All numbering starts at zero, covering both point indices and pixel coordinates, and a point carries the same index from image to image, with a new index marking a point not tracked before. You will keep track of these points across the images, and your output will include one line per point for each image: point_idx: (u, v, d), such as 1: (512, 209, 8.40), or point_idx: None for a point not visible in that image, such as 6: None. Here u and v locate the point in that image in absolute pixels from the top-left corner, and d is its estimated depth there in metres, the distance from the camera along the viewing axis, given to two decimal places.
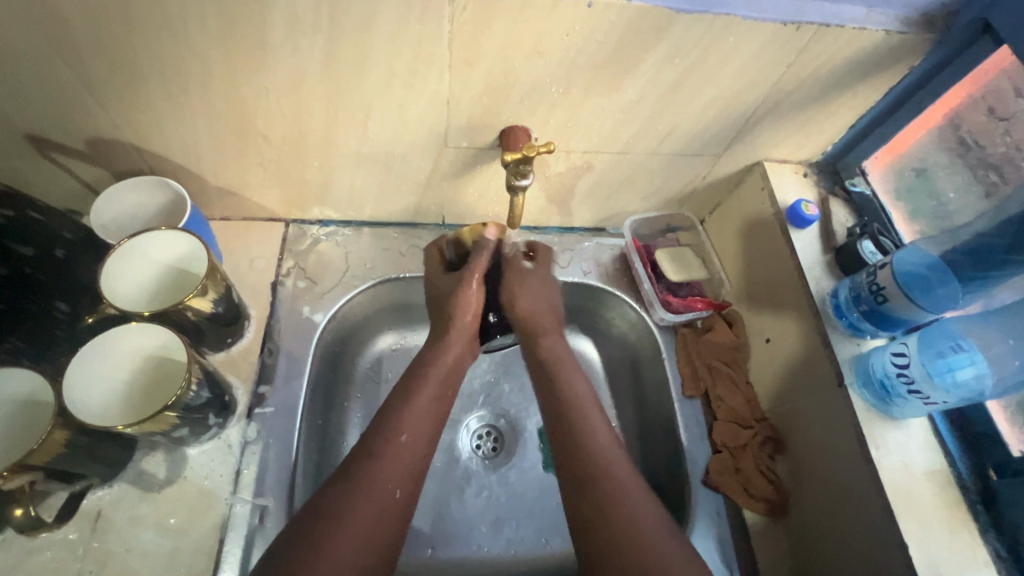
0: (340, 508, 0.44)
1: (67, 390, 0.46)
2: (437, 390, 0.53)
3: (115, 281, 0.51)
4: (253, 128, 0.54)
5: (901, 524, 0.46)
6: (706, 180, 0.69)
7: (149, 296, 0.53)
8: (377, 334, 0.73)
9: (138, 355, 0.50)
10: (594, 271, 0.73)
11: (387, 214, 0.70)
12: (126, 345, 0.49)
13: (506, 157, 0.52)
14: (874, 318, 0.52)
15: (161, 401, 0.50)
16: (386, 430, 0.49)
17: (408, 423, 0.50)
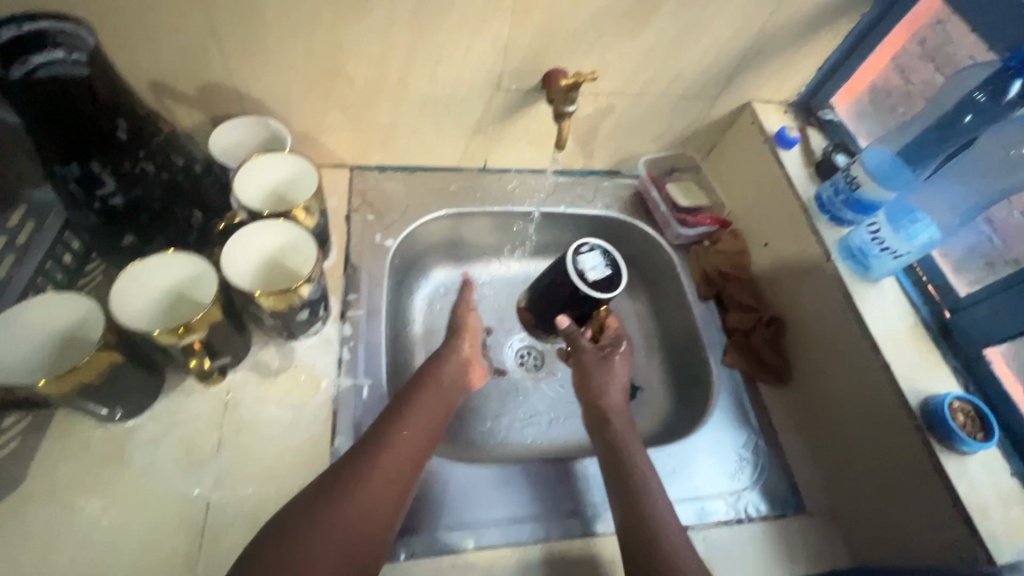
0: (343, 490, 0.50)
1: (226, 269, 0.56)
2: (436, 400, 0.59)
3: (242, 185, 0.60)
4: (342, 73, 0.65)
5: (884, 353, 0.59)
6: (705, 121, 0.82)
7: (263, 196, 0.63)
8: (434, 267, 0.84)
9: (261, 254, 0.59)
10: (615, 205, 0.87)
11: (438, 159, 0.82)
12: (254, 240, 0.58)
13: (560, 83, 0.65)
14: (851, 204, 0.66)
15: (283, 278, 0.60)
16: (390, 424, 0.55)
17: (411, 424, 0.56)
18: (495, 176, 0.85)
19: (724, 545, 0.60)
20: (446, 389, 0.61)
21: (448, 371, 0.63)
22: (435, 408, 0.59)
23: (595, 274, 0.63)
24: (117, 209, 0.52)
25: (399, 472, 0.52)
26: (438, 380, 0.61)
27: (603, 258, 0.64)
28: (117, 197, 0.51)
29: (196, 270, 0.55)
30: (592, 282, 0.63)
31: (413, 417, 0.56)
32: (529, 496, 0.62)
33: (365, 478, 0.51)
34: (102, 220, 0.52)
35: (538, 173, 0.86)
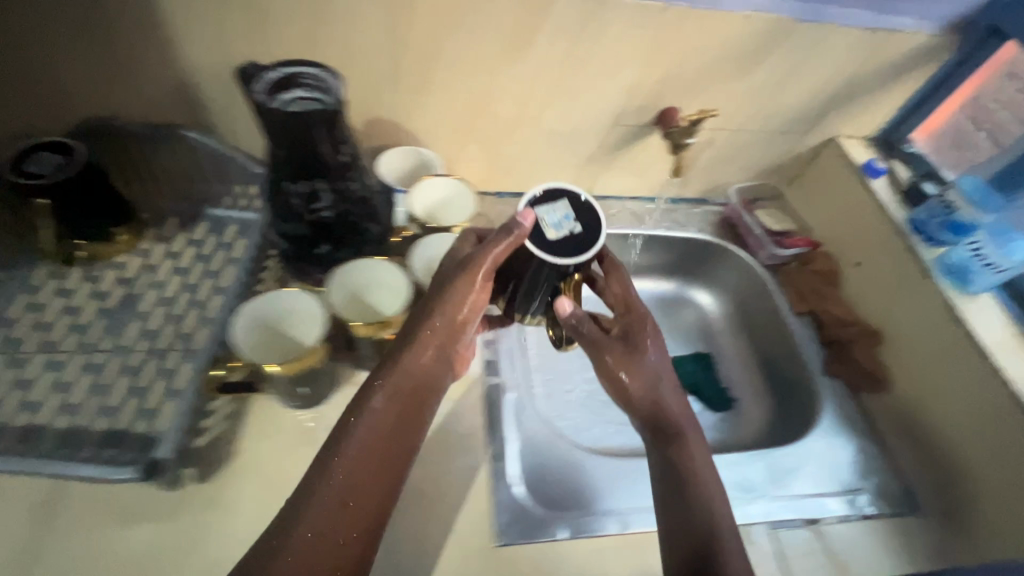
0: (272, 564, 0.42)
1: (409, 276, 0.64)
2: (388, 425, 0.51)
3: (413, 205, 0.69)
4: (488, 111, 0.75)
5: (995, 359, 0.65)
6: (792, 154, 0.91)
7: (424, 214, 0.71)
8: None
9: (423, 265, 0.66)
10: (708, 228, 0.95)
11: (550, 187, 0.91)
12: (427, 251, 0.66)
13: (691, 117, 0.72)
14: (947, 225, 0.73)
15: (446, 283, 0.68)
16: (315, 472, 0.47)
17: (342, 466, 0.48)
18: (598, 203, 0.94)
19: (847, 540, 0.64)
20: (400, 405, 0.52)
21: (407, 372, 0.54)
22: (405, 399, 0.53)
23: (558, 230, 0.50)
24: (323, 223, 0.61)
25: (332, 525, 0.45)
26: (410, 362, 0.54)
27: (570, 210, 0.50)
28: (326, 211, 0.61)
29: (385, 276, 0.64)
30: (552, 240, 0.49)
31: (372, 418, 0.51)
32: (656, 486, 0.66)
33: (286, 546, 0.43)
34: (310, 231, 0.62)
35: (635, 201, 0.95)
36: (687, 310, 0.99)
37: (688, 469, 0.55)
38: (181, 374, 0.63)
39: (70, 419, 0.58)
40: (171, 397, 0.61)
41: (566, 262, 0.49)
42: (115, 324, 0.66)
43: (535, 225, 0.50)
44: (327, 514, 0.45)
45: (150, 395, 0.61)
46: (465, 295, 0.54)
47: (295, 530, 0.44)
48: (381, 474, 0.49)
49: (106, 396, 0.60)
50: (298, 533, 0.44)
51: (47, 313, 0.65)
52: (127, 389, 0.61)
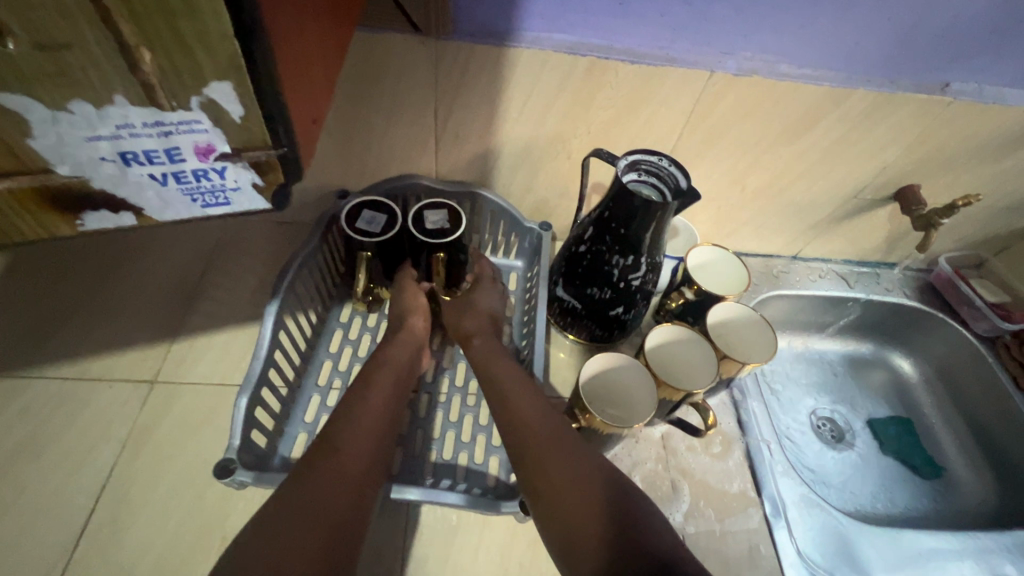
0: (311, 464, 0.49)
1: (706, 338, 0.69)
2: (392, 381, 0.61)
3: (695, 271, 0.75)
4: (741, 182, 0.81)
5: None
6: (1010, 228, 0.92)
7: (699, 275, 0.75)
8: None
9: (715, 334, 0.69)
10: (913, 294, 0.97)
11: (763, 248, 0.95)
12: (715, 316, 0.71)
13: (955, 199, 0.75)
14: None
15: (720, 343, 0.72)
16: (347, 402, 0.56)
17: (365, 404, 0.56)
18: (804, 264, 0.98)
19: None
20: (396, 373, 0.62)
21: (400, 352, 0.65)
22: (382, 415, 0.56)
23: (437, 225, 0.70)
24: (630, 288, 0.66)
25: (351, 459, 0.50)
26: (379, 381, 0.59)
27: (445, 214, 0.71)
28: (636, 280, 0.65)
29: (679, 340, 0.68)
30: (430, 229, 0.70)
31: (357, 420, 0.54)
32: (928, 556, 0.68)
33: (320, 450, 0.50)
34: (615, 294, 0.67)
35: (840, 264, 0.99)
36: (881, 373, 1.00)
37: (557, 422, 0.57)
38: (483, 412, 0.70)
39: (403, 448, 0.65)
40: (481, 431, 0.68)
41: (444, 241, 0.70)
42: None
43: (420, 223, 0.70)
44: (349, 437, 0.52)
45: (464, 428, 0.68)
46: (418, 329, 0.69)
47: (324, 440, 0.51)
48: (382, 420, 0.56)
49: (426, 429, 0.67)
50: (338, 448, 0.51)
51: (361, 348, 0.74)
52: (443, 422, 0.68)
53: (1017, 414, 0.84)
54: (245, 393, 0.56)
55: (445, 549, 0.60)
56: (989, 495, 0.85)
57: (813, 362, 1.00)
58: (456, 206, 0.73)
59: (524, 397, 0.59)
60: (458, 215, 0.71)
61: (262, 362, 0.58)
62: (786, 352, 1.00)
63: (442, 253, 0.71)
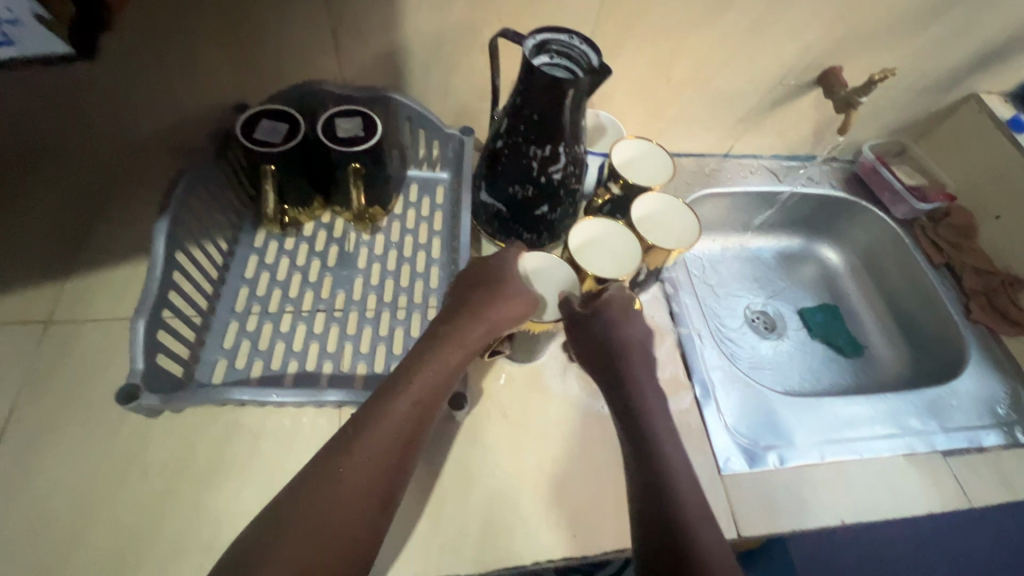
0: (346, 454, 0.46)
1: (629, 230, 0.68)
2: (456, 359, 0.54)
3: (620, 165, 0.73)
4: (666, 73, 0.78)
5: None
6: (927, 111, 0.94)
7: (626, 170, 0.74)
8: None
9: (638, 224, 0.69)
10: (840, 184, 0.99)
11: (695, 147, 0.94)
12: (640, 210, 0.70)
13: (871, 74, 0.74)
14: None
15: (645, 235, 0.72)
16: (400, 382, 0.51)
17: (416, 392, 0.50)
18: (736, 161, 0.97)
19: (1013, 466, 0.71)
20: (461, 349, 0.54)
21: (475, 325, 0.55)
22: (420, 416, 0.50)
23: (348, 133, 0.65)
24: (553, 183, 0.64)
25: (389, 448, 0.48)
26: (420, 379, 0.51)
27: (358, 121, 0.66)
28: (558, 173, 0.63)
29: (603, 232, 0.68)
30: (341, 137, 0.65)
31: (393, 416, 0.48)
32: (843, 419, 0.73)
33: (358, 439, 0.47)
34: (538, 191, 0.65)
35: (771, 159, 0.99)
36: (810, 265, 1.04)
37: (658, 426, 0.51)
38: (414, 324, 0.68)
39: (333, 364, 0.64)
40: (413, 341, 0.66)
41: (355, 149, 0.65)
42: (341, 279, 0.70)
43: (329, 130, 0.65)
44: (393, 427, 0.48)
45: (395, 341, 0.66)
46: (491, 306, 0.56)
47: (364, 425, 0.48)
48: (433, 410, 0.51)
49: (356, 344, 0.66)
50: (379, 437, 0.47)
51: (279, 270, 0.70)
52: (372, 337, 0.66)
53: (928, 290, 0.89)
54: (141, 316, 0.52)
55: None
56: (904, 365, 0.92)
57: (748, 260, 1.03)
58: (371, 113, 0.68)
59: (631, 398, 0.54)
60: (371, 121, 0.66)
61: (158, 283, 0.54)
62: (723, 252, 1.02)
63: (355, 162, 0.66)
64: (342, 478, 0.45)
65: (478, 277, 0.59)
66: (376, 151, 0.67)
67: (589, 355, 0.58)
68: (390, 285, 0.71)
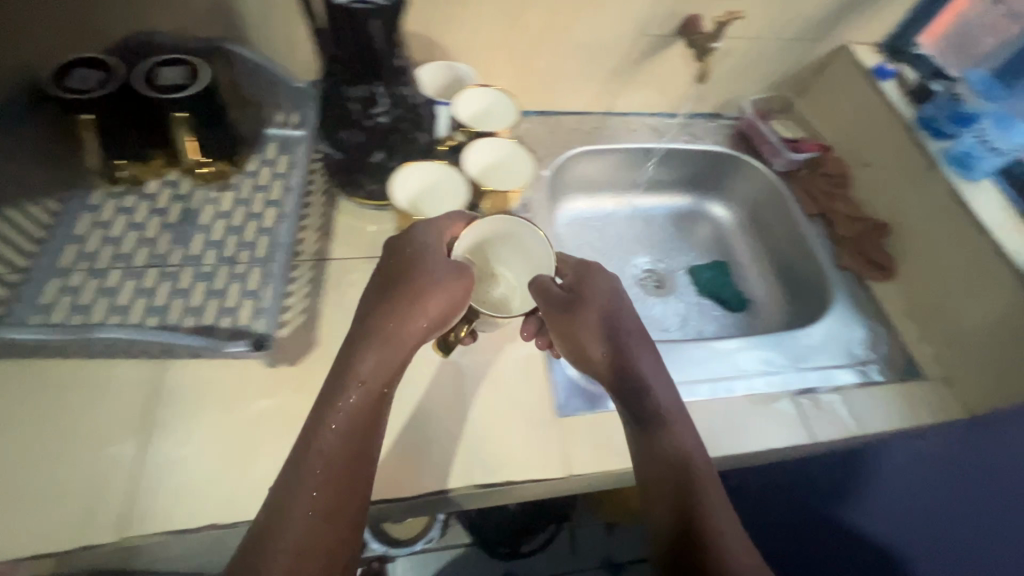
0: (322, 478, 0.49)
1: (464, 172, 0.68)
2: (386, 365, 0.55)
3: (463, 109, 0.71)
4: (521, 21, 0.77)
5: (992, 236, 0.72)
6: (803, 65, 0.94)
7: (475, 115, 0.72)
8: (565, 201, 0.98)
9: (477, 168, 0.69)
10: (722, 141, 0.99)
11: (574, 104, 0.93)
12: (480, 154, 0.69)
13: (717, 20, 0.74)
14: (955, 118, 0.77)
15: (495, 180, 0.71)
16: (324, 405, 0.52)
17: (339, 416, 0.52)
18: (619, 119, 0.97)
19: (861, 402, 0.72)
20: (382, 360, 0.55)
21: (411, 329, 0.57)
22: (349, 451, 0.50)
23: (170, 80, 0.63)
24: (381, 128, 0.64)
25: (345, 465, 0.50)
26: (342, 420, 0.51)
27: (182, 69, 0.64)
28: (384, 117, 0.63)
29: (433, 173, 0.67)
30: (163, 85, 0.63)
31: (336, 437, 0.51)
32: (695, 365, 0.74)
33: (303, 467, 0.49)
34: (368, 137, 0.65)
35: (655, 116, 0.98)
36: (701, 222, 1.04)
37: (663, 416, 0.59)
38: (253, 279, 0.66)
39: (158, 319, 0.62)
40: (248, 296, 0.65)
41: (176, 96, 0.63)
42: (179, 236, 0.69)
43: (150, 78, 0.63)
44: (348, 446, 0.51)
45: (229, 295, 0.65)
46: (417, 318, 0.57)
47: (308, 455, 0.50)
48: (371, 424, 0.53)
49: (187, 299, 0.64)
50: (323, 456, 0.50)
51: (114, 228, 0.68)
52: (206, 292, 0.65)
53: (804, 240, 0.90)
54: None
55: (204, 409, 0.59)
56: (783, 316, 0.93)
57: (640, 220, 1.03)
58: (201, 62, 0.66)
59: (628, 392, 0.61)
60: (195, 69, 0.65)
61: None
62: (614, 212, 1.02)
63: (184, 112, 0.64)
64: (291, 533, 0.46)
65: (391, 281, 0.60)
66: (202, 100, 0.65)
67: (573, 345, 0.64)
68: (231, 241, 0.69)
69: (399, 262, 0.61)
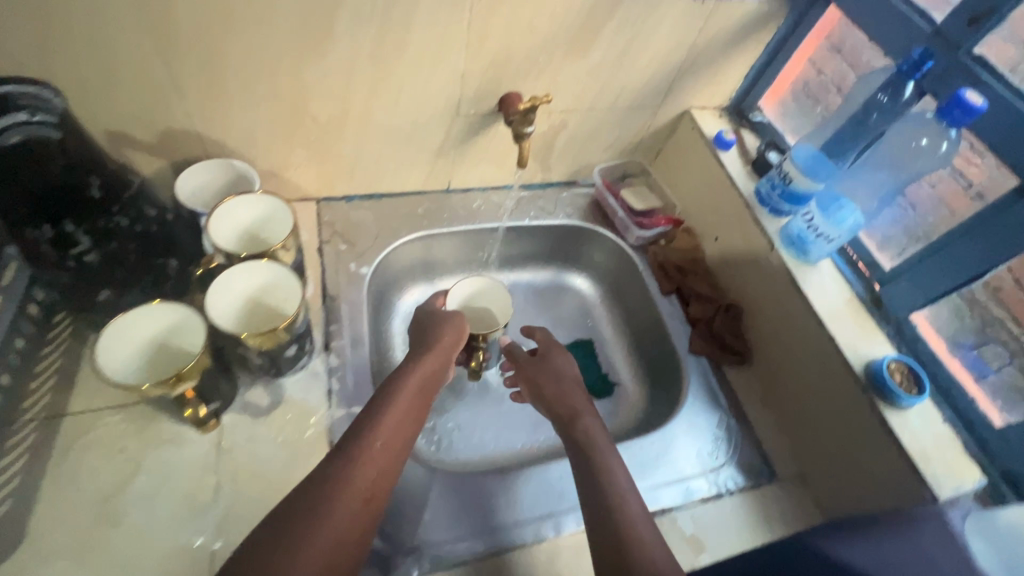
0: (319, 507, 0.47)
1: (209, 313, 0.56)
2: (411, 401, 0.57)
3: (217, 232, 0.60)
4: (305, 109, 0.66)
5: (829, 326, 0.67)
6: (650, 130, 0.88)
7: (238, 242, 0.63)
8: (402, 295, 0.85)
9: (242, 296, 0.59)
10: (575, 213, 0.92)
11: (403, 185, 0.84)
12: (236, 284, 0.58)
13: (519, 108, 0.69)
14: (786, 197, 0.73)
15: (264, 315, 0.60)
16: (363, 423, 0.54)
17: (384, 436, 0.53)
18: (459, 196, 0.88)
19: (710, 520, 0.65)
20: (416, 392, 0.59)
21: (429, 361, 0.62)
22: (393, 455, 0.53)
23: None
24: (91, 267, 0.52)
25: (369, 490, 0.50)
26: (388, 421, 0.54)
27: None
28: (91, 255, 0.51)
29: (160, 318, 0.54)
30: None
31: (365, 456, 0.51)
32: (569, 491, 0.66)
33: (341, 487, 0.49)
34: (77, 279, 0.52)
35: (500, 190, 0.90)
36: (566, 298, 0.96)
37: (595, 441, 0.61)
38: None
39: None
40: None
41: None
42: None
43: None
44: (374, 471, 0.51)
45: None
46: (427, 359, 0.62)
47: (347, 475, 0.49)
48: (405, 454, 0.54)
49: None
50: (357, 487, 0.49)
51: None
52: None
53: (659, 320, 0.84)
54: None
55: None
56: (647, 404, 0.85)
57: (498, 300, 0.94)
58: None
59: (592, 417, 0.64)
60: None
61: None
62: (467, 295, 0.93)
63: None
64: (295, 554, 0.43)
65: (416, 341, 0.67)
66: None
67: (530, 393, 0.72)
68: None
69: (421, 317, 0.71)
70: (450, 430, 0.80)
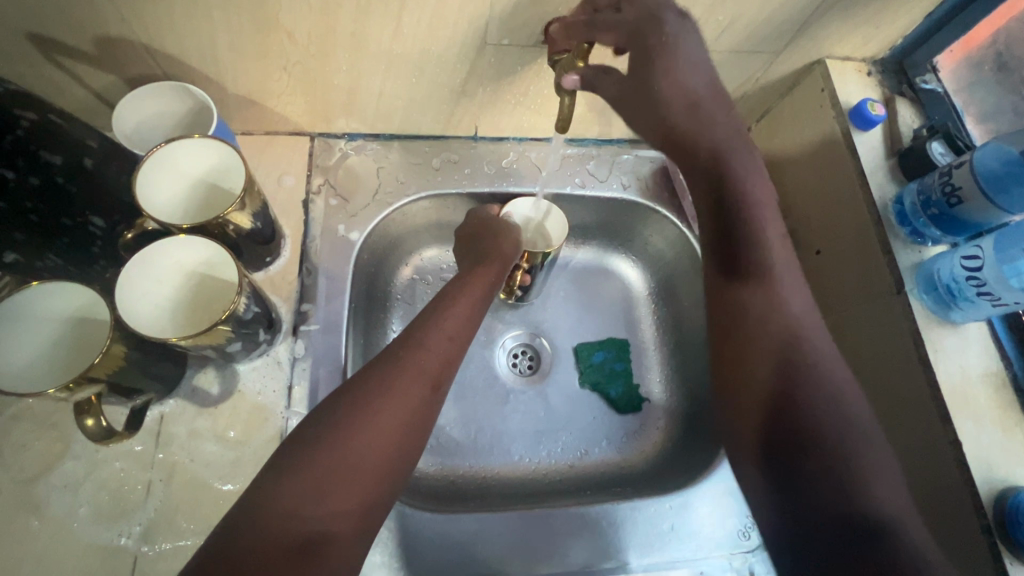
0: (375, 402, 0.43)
1: (124, 300, 0.46)
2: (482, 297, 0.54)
3: (150, 190, 0.48)
4: (277, 23, 0.49)
5: (957, 423, 0.47)
6: (759, 83, 0.63)
7: (184, 208, 0.51)
8: (401, 263, 0.71)
9: (181, 271, 0.49)
10: (634, 185, 0.71)
11: (418, 126, 0.66)
12: (167, 257, 0.48)
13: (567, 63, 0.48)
14: (942, 221, 0.51)
15: (216, 303, 0.50)
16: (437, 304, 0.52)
17: (450, 326, 0.49)
18: (488, 146, 0.70)
19: None
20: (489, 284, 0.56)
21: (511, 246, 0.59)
22: (453, 353, 0.49)
23: None
24: None
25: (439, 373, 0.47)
26: (446, 321, 0.50)
27: None
28: None
29: (71, 298, 0.45)
30: None
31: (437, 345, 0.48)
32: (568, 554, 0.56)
33: (407, 378, 0.45)
34: None
35: (541, 143, 0.71)
36: (608, 284, 0.78)
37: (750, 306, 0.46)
38: None
39: None
40: None
41: None
42: None
43: None
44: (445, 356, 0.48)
45: None
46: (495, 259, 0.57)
47: (411, 366, 0.46)
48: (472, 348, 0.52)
49: None
50: (426, 367, 0.46)
51: None
52: None
53: None
54: None
55: None
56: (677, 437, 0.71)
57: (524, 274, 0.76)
58: None
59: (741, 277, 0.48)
60: None
61: None
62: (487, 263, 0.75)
63: None
64: (359, 433, 0.42)
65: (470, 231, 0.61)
66: None
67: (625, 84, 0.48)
68: None
69: (472, 225, 0.61)
70: (439, 429, 0.68)
